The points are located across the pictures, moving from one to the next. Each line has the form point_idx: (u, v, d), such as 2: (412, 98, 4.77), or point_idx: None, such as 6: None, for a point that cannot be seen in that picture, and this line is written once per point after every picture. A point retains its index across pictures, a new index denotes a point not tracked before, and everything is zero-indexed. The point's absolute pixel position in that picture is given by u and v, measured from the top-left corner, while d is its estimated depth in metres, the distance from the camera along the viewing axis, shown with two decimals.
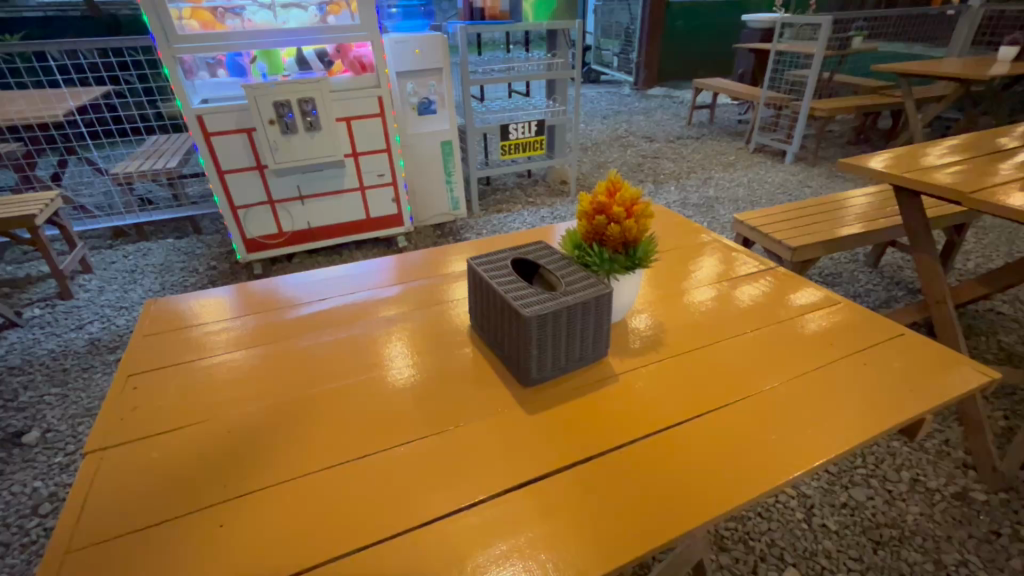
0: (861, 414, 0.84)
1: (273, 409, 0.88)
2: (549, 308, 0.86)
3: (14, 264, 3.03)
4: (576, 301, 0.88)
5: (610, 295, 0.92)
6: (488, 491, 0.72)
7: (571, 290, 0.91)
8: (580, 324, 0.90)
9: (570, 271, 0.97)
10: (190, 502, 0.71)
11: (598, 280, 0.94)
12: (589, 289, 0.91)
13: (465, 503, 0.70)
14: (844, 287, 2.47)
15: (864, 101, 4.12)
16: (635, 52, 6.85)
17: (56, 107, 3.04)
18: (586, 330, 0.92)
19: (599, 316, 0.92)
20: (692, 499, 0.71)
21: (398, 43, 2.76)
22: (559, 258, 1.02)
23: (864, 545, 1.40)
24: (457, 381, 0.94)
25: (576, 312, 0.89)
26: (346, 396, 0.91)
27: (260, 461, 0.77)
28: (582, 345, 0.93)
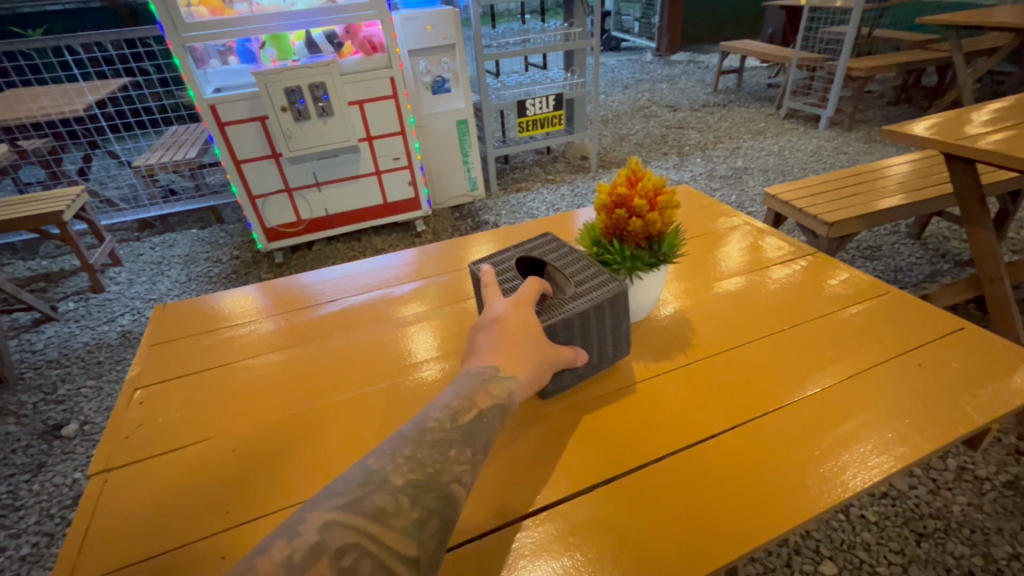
0: (914, 424, 0.76)
1: (282, 424, 0.85)
2: (565, 314, 0.80)
3: (49, 258, 3.11)
4: (593, 304, 0.82)
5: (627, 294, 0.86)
6: (511, 513, 0.69)
7: (585, 292, 0.85)
8: (596, 329, 0.85)
9: (581, 270, 0.90)
10: (197, 529, 0.68)
11: (613, 277, 0.88)
12: (605, 288, 0.85)
13: (489, 528, 0.68)
14: (884, 262, 2.32)
15: (908, 58, 3.83)
16: (657, 16, 6.52)
17: (76, 101, 3.06)
18: (605, 333, 0.87)
19: (617, 317, 0.87)
20: (724, 523, 0.66)
21: (407, 20, 2.66)
22: (566, 255, 0.95)
23: (906, 537, 1.32)
24: None
25: (593, 315, 0.83)
26: (359, 406, 0.88)
27: (267, 483, 0.74)
28: (602, 348, 0.88)
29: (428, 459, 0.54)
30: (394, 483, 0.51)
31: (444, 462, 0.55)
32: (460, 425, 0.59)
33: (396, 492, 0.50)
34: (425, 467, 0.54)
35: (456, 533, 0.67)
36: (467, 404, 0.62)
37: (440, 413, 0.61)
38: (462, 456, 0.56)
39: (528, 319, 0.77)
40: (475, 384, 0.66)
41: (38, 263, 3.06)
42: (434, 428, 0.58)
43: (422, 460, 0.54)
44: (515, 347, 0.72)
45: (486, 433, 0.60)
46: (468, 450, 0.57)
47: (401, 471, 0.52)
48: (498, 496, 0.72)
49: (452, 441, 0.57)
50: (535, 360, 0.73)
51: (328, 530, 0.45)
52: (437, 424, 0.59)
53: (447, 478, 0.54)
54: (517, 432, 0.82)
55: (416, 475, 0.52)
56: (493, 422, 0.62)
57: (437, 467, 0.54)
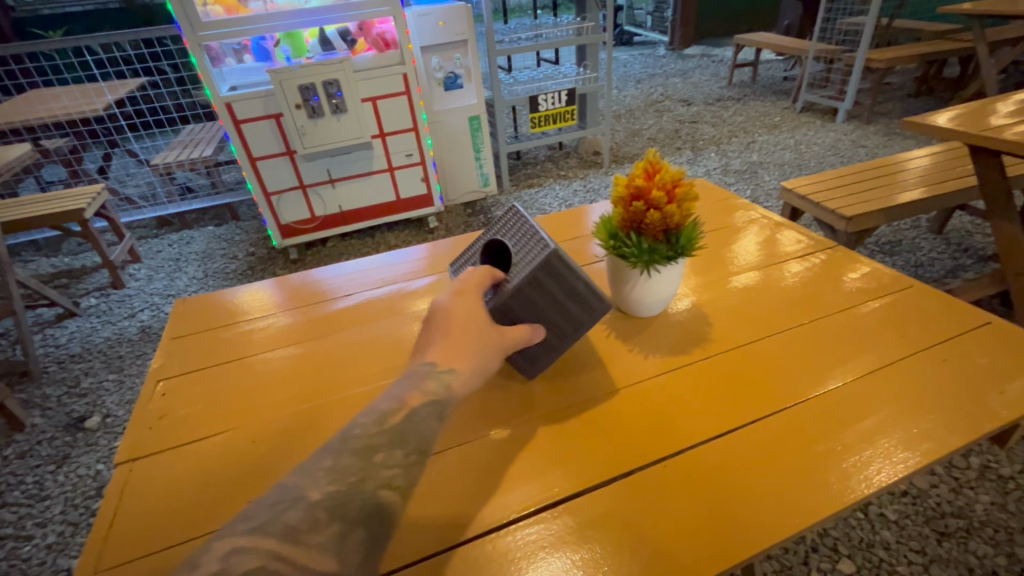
0: (936, 418, 0.75)
1: (299, 417, 0.86)
2: (501, 300, 0.80)
3: (71, 255, 3.18)
4: (520, 283, 0.79)
5: (558, 254, 0.78)
6: (525, 508, 0.70)
7: (520, 266, 0.81)
8: (546, 299, 0.81)
9: (522, 236, 0.86)
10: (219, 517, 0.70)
11: (545, 240, 0.81)
12: (535, 257, 0.79)
13: (504, 521, 0.68)
14: (904, 256, 2.28)
15: (928, 48, 3.74)
16: (671, 9, 6.44)
17: (96, 101, 3.11)
18: (559, 300, 0.82)
19: (564, 280, 0.80)
20: (744, 519, 0.65)
21: (420, 16, 2.66)
22: (513, 220, 0.90)
23: (927, 536, 1.30)
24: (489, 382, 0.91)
25: (530, 292, 0.80)
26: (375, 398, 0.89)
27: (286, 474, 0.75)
28: (566, 313, 0.83)
29: (351, 468, 0.53)
30: (311, 498, 0.49)
31: (369, 468, 0.53)
32: (387, 428, 0.59)
33: (316, 507, 0.48)
34: (346, 477, 0.52)
35: (470, 528, 0.68)
36: (397, 405, 0.62)
37: (366, 418, 0.60)
38: (390, 460, 0.55)
39: (468, 307, 0.77)
40: (408, 382, 0.66)
41: (60, 259, 3.13)
42: (361, 434, 0.57)
43: (344, 469, 0.53)
44: (450, 339, 0.73)
45: (418, 433, 0.60)
46: (398, 452, 0.56)
47: (319, 484, 0.50)
48: (510, 490, 0.72)
49: (379, 446, 0.56)
50: (475, 347, 0.73)
51: (235, 556, 0.43)
52: (364, 429, 0.58)
53: (372, 486, 0.52)
54: (527, 429, 0.82)
55: (337, 486, 0.51)
56: (429, 420, 0.62)
57: (362, 474, 0.53)
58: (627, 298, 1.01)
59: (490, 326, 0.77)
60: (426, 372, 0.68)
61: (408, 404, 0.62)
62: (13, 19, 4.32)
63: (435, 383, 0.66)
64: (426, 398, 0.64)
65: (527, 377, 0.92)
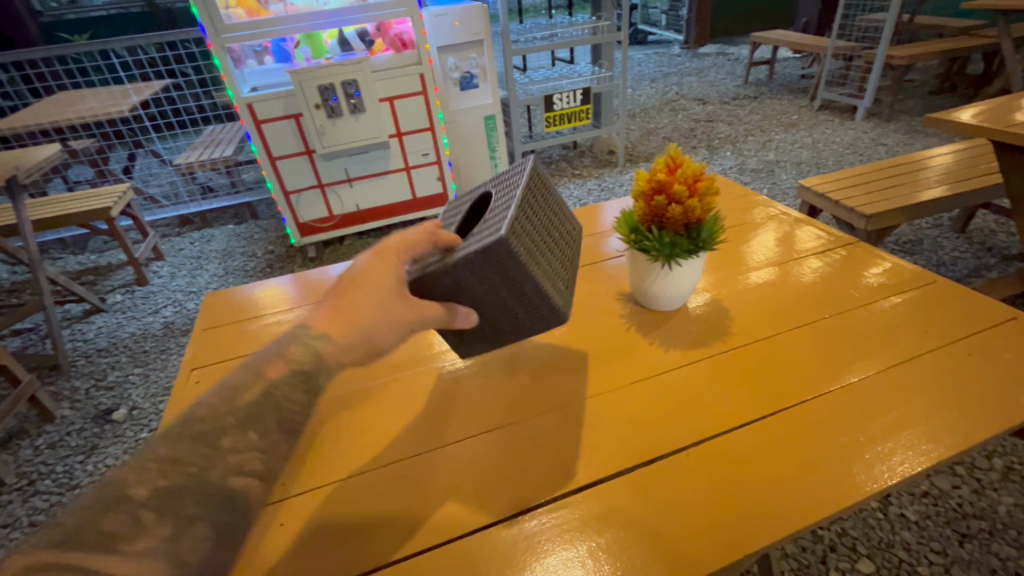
0: (958, 412, 0.75)
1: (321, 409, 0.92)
2: (426, 270, 0.72)
3: (97, 253, 3.26)
4: (452, 261, 0.70)
5: (504, 245, 0.68)
6: (542, 495, 0.72)
7: (468, 243, 0.74)
8: (485, 289, 0.73)
9: (497, 214, 0.78)
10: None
11: (506, 224, 0.72)
12: (483, 238, 0.70)
13: (523, 508, 0.70)
14: (925, 256, 2.24)
15: (950, 45, 3.68)
16: (685, 8, 6.40)
17: (121, 103, 3.19)
18: (501, 294, 0.73)
19: (511, 276, 0.71)
20: (764, 507, 0.66)
21: (436, 17, 2.69)
22: (504, 195, 0.83)
23: (949, 537, 1.29)
24: (506, 377, 0.94)
25: (467, 277, 0.72)
26: (397, 393, 0.94)
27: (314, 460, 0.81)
28: (507, 309, 0.75)
29: (191, 458, 0.52)
30: (136, 496, 0.48)
31: (211, 458, 0.53)
32: (238, 407, 0.57)
33: (143, 507, 0.47)
34: (184, 467, 0.51)
35: (486, 514, 0.70)
36: (251, 379, 0.60)
37: (214, 396, 0.58)
38: (241, 443, 0.54)
39: (379, 269, 0.73)
40: (268, 351, 0.63)
41: (86, 257, 3.22)
42: (206, 416, 0.56)
43: (181, 459, 0.52)
44: (345, 296, 0.70)
45: (277, 410, 0.58)
46: (252, 434, 0.55)
47: (147, 480, 0.49)
48: (527, 479, 0.74)
49: (226, 428, 0.55)
50: (361, 318, 0.67)
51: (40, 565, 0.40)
52: (211, 410, 0.56)
53: (217, 474, 0.52)
54: (543, 421, 0.84)
55: (171, 478, 0.50)
56: (292, 391, 0.60)
57: (207, 461, 0.52)
58: (646, 291, 1.02)
59: (400, 296, 0.71)
60: (293, 336, 0.65)
61: (265, 376, 0.60)
62: (42, 24, 4.46)
63: (300, 347, 0.63)
64: (288, 366, 0.61)
65: (544, 372, 0.94)
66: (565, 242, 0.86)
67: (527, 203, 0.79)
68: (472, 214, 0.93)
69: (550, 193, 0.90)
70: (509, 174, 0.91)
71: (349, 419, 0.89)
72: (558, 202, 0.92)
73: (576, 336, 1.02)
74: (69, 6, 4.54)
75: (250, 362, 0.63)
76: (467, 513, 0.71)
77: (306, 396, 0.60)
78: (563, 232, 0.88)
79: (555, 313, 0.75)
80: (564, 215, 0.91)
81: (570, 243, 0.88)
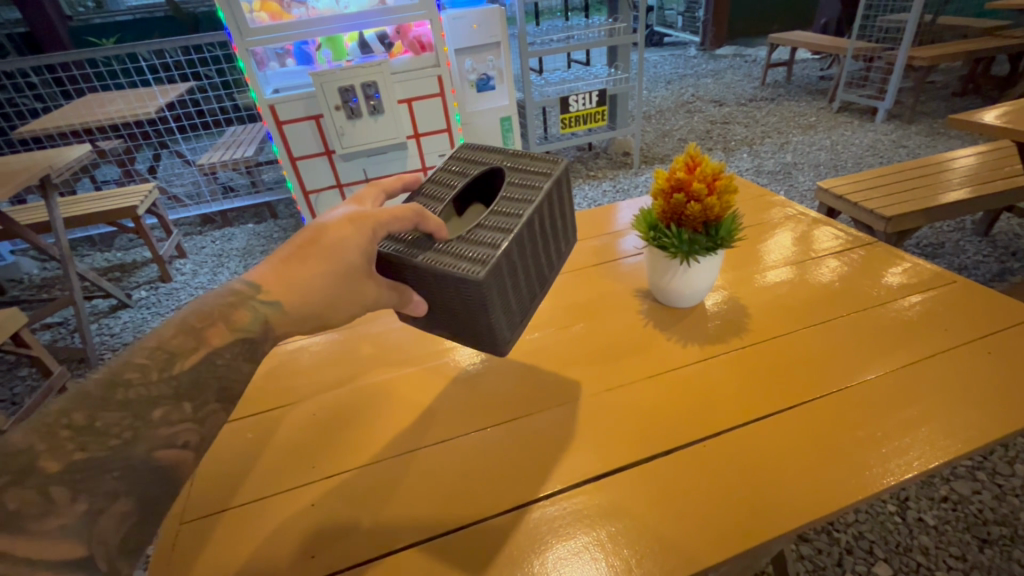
0: (973, 413, 0.76)
1: (338, 400, 0.95)
2: (395, 255, 0.73)
3: (123, 250, 3.35)
4: (427, 267, 0.70)
5: (477, 286, 0.67)
6: (554, 485, 0.74)
7: (445, 252, 0.72)
8: (444, 301, 0.74)
9: (494, 228, 0.75)
10: (278, 485, 0.80)
11: (494, 256, 0.70)
12: (463, 263, 0.69)
13: (535, 498, 0.73)
14: (946, 259, 2.22)
15: (973, 46, 3.62)
16: (702, 10, 6.37)
17: (148, 105, 3.27)
18: (457, 312, 0.74)
19: (474, 308, 0.71)
20: (782, 500, 0.68)
21: (455, 19, 2.72)
22: (514, 202, 0.79)
23: (969, 543, 1.27)
24: (519, 368, 0.97)
25: (427, 284, 0.72)
26: (411, 383, 0.97)
27: (332, 449, 0.85)
28: (458, 324, 0.76)
29: (116, 430, 0.52)
30: (46, 470, 0.48)
31: (140, 430, 0.52)
32: (175, 375, 0.57)
33: (58, 483, 0.47)
34: (105, 439, 0.51)
35: (495, 503, 0.73)
36: (193, 343, 0.60)
37: (148, 358, 0.57)
38: (175, 416, 0.55)
39: (350, 239, 0.71)
40: (215, 309, 0.65)
41: (112, 254, 3.31)
42: (134, 380, 0.55)
43: (103, 430, 0.51)
44: (307, 260, 0.71)
45: (219, 378, 0.60)
46: (186, 406, 0.56)
47: (63, 452, 0.49)
48: (537, 472, 0.76)
49: (160, 398, 0.55)
50: (316, 294, 0.70)
51: None
52: (141, 375, 0.56)
53: (143, 448, 0.52)
54: (555, 415, 0.86)
55: (92, 450, 0.50)
56: (236, 359, 0.62)
57: (133, 432, 0.52)
58: (665, 288, 1.04)
59: (364, 278, 0.71)
60: (240, 300, 0.67)
61: (208, 342, 0.61)
62: (71, 27, 4.59)
63: (248, 313, 0.66)
64: (233, 333, 0.63)
65: (559, 365, 0.96)
66: (548, 269, 0.85)
67: (528, 231, 0.76)
68: (475, 183, 0.88)
69: (559, 210, 0.86)
70: (532, 170, 0.85)
71: (305, 410, 0.94)
72: (562, 218, 0.88)
73: (591, 333, 1.03)
74: (96, 11, 4.67)
75: (187, 317, 0.63)
76: (482, 500, 0.74)
77: (250, 365, 0.64)
78: (552, 255, 0.86)
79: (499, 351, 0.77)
80: (562, 235, 0.88)
81: (555, 269, 0.87)
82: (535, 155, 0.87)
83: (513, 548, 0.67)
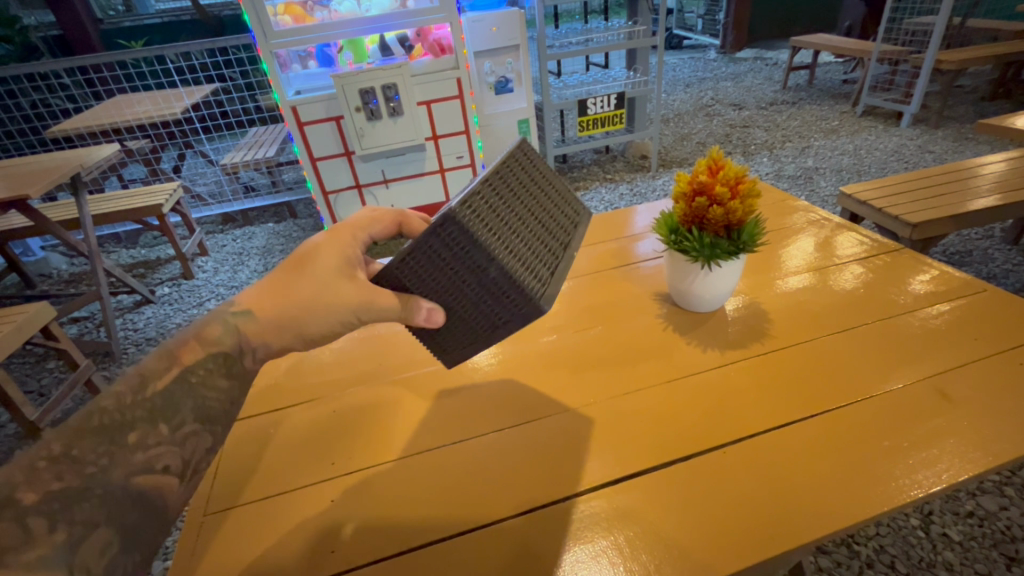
0: (1006, 429, 0.74)
1: (346, 398, 0.97)
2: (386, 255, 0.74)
3: (147, 247, 3.43)
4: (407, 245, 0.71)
5: (451, 218, 0.66)
6: (564, 491, 0.74)
7: None
8: (446, 272, 0.70)
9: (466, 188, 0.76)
10: (284, 485, 0.81)
11: (462, 194, 0.69)
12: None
13: (544, 502, 0.73)
14: (974, 268, 2.16)
15: (1005, 49, 3.53)
16: (723, 13, 6.31)
17: (173, 106, 3.33)
18: (463, 275, 0.70)
19: (467, 252, 0.68)
20: (808, 507, 0.67)
21: (475, 22, 2.74)
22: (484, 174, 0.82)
23: (996, 561, 1.23)
24: (528, 371, 0.97)
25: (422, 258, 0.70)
26: (419, 385, 0.98)
27: (341, 448, 0.86)
28: (472, 294, 0.71)
29: (93, 457, 0.55)
30: (25, 502, 0.49)
31: (114, 459, 0.56)
32: (148, 398, 0.62)
33: (35, 513, 0.49)
34: (81, 467, 0.54)
35: (502, 508, 0.73)
36: (167, 365, 0.66)
37: (123, 384, 0.62)
38: (151, 440, 0.59)
39: (330, 247, 0.77)
40: (187, 330, 0.71)
41: (138, 251, 3.39)
42: (109, 407, 0.59)
43: (80, 458, 0.54)
44: (290, 268, 0.76)
45: (194, 399, 0.65)
46: (162, 428, 0.61)
47: (40, 483, 0.51)
48: (545, 480, 0.76)
49: (134, 422, 0.59)
50: (293, 300, 0.73)
51: None
52: (115, 401, 0.60)
53: (120, 474, 0.55)
54: (568, 419, 0.86)
55: (68, 479, 0.52)
56: (210, 375, 0.68)
57: (109, 459, 0.56)
58: (685, 291, 1.03)
59: (345, 281, 0.74)
60: (213, 313, 0.73)
61: (180, 361, 0.67)
62: (100, 30, 4.70)
63: (219, 327, 0.71)
64: (205, 349, 0.69)
65: (569, 370, 0.96)
66: (557, 224, 0.80)
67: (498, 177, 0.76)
68: None
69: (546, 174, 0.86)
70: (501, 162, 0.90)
71: (309, 412, 0.95)
72: (559, 185, 0.86)
73: (610, 335, 1.03)
74: (125, 15, 4.77)
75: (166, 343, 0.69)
76: (493, 504, 0.74)
77: (226, 381, 0.69)
78: (560, 215, 0.82)
79: (531, 300, 0.69)
80: (564, 199, 0.85)
81: (566, 226, 0.82)
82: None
83: (533, 553, 0.67)
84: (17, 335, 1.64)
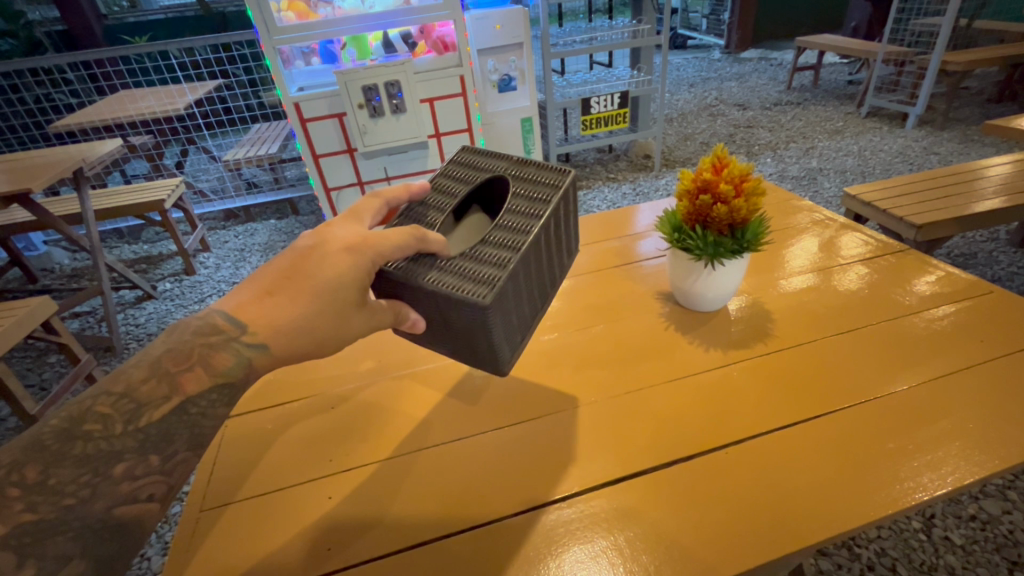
0: (1006, 433, 0.73)
1: (343, 397, 0.96)
2: (396, 273, 0.70)
3: (150, 242, 3.45)
4: (431, 289, 0.69)
5: (481, 311, 0.66)
6: (556, 494, 0.73)
7: (450, 273, 0.70)
8: (445, 320, 0.72)
9: (500, 246, 0.74)
10: (281, 481, 0.80)
11: (501, 277, 0.68)
12: (469, 287, 0.68)
13: (539, 501, 0.72)
14: (978, 270, 2.14)
15: (1013, 50, 3.49)
16: (728, 12, 6.29)
17: (177, 102, 3.30)
18: (457, 332, 0.73)
19: (477, 331, 0.70)
20: (812, 515, 0.66)
21: (478, 19, 2.73)
22: (519, 216, 0.78)
23: (997, 565, 1.22)
24: (527, 372, 0.96)
25: (426, 303, 0.71)
26: (418, 384, 0.96)
27: (339, 448, 0.85)
28: (459, 341, 0.75)
29: (72, 488, 0.52)
30: None
31: (103, 484, 0.53)
32: (142, 428, 0.57)
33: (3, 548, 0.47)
34: (59, 499, 0.51)
35: (498, 507, 0.72)
36: (166, 394, 0.60)
37: (111, 408, 0.57)
38: (139, 470, 0.55)
39: (346, 267, 0.68)
40: (194, 351, 0.64)
41: (140, 246, 3.40)
42: (95, 434, 0.55)
43: (58, 488, 0.51)
44: (295, 294, 0.68)
45: (191, 429, 0.60)
46: (153, 458, 0.56)
47: (10, 514, 0.49)
48: (538, 484, 0.75)
49: (124, 453, 0.55)
50: (314, 331, 0.68)
51: None
52: (103, 428, 0.56)
53: (102, 506, 0.52)
54: (566, 419, 0.85)
55: (43, 511, 0.50)
56: (213, 406, 0.62)
57: (91, 489, 0.52)
58: (687, 291, 1.02)
59: (353, 309, 0.69)
60: (222, 341, 0.65)
61: (182, 390, 0.61)
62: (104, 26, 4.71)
63: (231, 356, 0.64)
64: (212, 378, 0.63)
65: (565, 368, 0.95)
66: (548, 285, 0.85)
67: (532, 250, 0.75)
68: (479, 189, 0.87)
69: (564, 225, 0.86)
70: (536, 181, 0.83)
71: (303, 413, 0.93)
72: (565, 231, 0.88)
73: (610, 334, 1.02)
74: (131, 10, 4.77)
75: (162, 358, 0.62)
76: (490, 505, 0.73)
77: (227, 410, 0.63)
78: (555, 268, 0.86)
79: (499, 370, 0.76)
80: (564, 248, 0.88)
81: (553, 282, 0.87)
82: (540, 164, 0.86)
83: (516, 553, 0.66)
84: (17, 329, 1.64)
